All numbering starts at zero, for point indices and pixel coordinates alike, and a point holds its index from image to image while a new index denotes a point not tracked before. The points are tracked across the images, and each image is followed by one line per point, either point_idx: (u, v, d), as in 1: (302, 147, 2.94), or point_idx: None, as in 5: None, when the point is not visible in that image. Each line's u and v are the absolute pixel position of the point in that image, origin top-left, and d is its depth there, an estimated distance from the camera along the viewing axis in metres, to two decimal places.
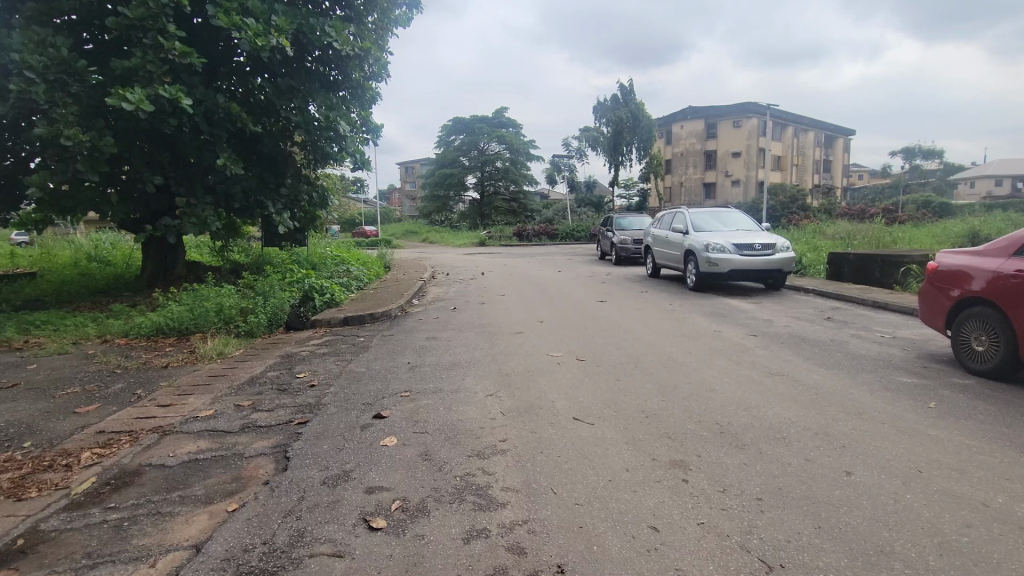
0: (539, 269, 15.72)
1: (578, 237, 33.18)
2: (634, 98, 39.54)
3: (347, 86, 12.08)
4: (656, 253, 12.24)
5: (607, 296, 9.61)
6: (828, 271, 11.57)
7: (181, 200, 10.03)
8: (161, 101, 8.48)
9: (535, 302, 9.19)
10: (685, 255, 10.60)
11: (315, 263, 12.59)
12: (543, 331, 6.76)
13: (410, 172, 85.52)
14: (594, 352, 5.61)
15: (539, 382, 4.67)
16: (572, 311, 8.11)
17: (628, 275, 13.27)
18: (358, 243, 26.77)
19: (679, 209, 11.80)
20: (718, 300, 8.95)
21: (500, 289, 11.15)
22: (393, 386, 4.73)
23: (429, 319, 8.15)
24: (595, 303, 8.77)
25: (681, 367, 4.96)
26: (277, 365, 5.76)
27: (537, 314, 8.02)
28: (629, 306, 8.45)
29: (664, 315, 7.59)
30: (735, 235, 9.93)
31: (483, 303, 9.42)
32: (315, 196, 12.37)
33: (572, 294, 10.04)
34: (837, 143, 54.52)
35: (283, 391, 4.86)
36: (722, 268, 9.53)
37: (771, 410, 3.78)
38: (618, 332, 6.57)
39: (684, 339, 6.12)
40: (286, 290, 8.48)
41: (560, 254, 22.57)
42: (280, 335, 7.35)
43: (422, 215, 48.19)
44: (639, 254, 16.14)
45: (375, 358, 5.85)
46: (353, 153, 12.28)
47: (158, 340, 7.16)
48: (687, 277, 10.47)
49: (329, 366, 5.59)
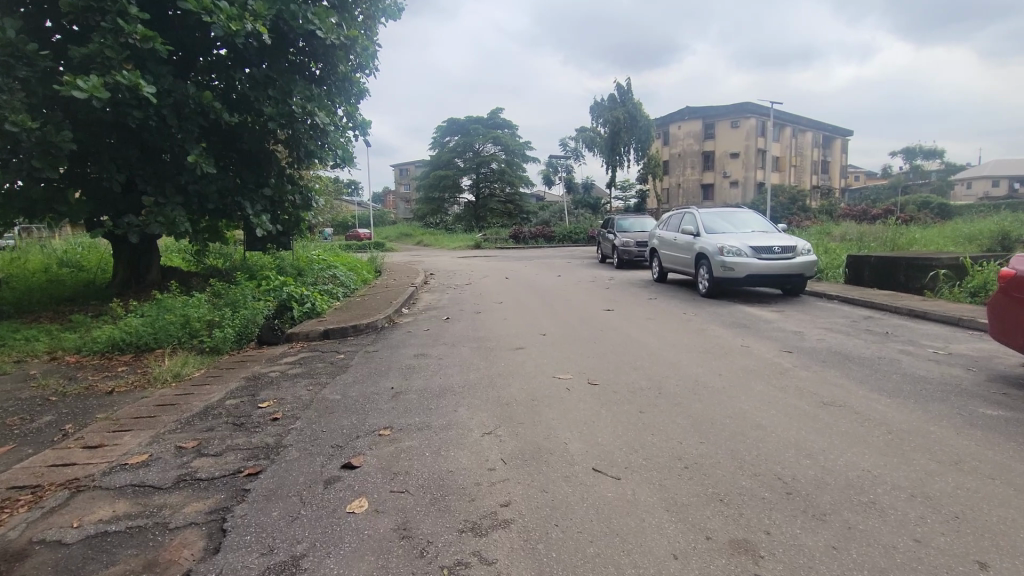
0: (538, 273, 14.91)
1: (576, 239, 32.42)
2: (632, 97, 38.92)
3: (331, 78, 11.36)
4: (662, 256, 11.48)
5: (614, 304, 8.84)
6: (847, 275, 10.82)
7: (149, 199, 9.23)
8: (121, 89, 7.74)
9: (535, 311, 8.42)
10: (696, 258, 9.82)
11: (299, 269, 11.76)
12: (547, 347, 5.96)
13: (404, 173, 84.65)
14: (608, 374, 4.82)
15: (546, 416, 3.88)
16: (577, 322, 7.31)
17: (633, 280, 12.50)
18: (349, 246, 25.90)
19: (688, 209, 11.03)
20: (736, 309, 8.19)
21: (497, 296, 10.37)
22: (370, 421, 3.93)
23: (419, 331, 7.35)
24: (601, 312, 8.00)
25: (714, 394, 4.18)
26: (240, 391, 4.97)
27: (538, 325, 7.23)
28: (640, 315, 7.68)
29: (681, 327, 6.81)
30: (752, 237, 9.16)
31: (478, 312, 8.62)
32: (298, 197, 11.57)
33: (575, 302, 9.25)
34: (835, 143, 53.93)
35: (239, 427, 4.06)
36: (738, 272, 8.77)
37: (844, 460, 3.00)
38: (632, 348, 5.78)
39: (709, 356, 5.34)
40: (261, 300, 7.67)
41: (559, 257, 21.83)
42: (249, 352, 6.53)
43: (416, 218, 47.42)
44: (643, 258, 15.37)
45: (355, 381, 5.05)
46: (338, 149, 11.50)
47: (112, 359, 6.35)
48: (699, 282, 9.71)
49: (299, 393, 4.80)
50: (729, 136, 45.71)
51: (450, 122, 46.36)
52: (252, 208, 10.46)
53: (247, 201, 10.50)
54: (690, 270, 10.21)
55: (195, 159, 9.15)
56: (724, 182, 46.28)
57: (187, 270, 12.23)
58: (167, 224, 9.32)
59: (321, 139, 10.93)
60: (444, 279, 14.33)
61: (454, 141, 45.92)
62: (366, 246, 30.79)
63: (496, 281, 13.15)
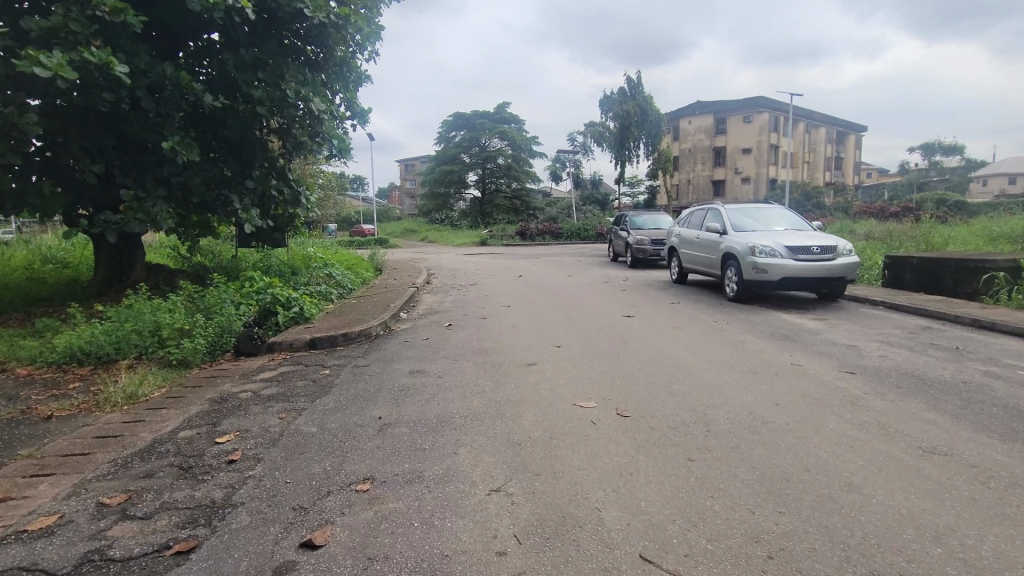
0: (547, 273, 14.04)
1: (585, 236, 31.46)
2: (642, 90, 38.00)
3: (326, 62, 10.58)
4: (682, 255, 10.65)
5: (635, 309, 7.98)
6: (885, 278, 9.94)
7: (127, 192, 8.49)
8: (89, 68, 6.96)
9: (547, 317, 7.61)
10: (724, 259, 8.95)
11: (292, 269, 11.01)
12: (563, 364, 5.13)
13: (409, 169, 83.82)
14: (641, 404, 3.98)
15: (569, 465, 3.05)
16: (596, 331, 6.47)
17: (649, 280, 11.67)
18: (349, 243, 25.06)
19: (713, 205, 10.17)
20: (771, 316, 7.36)
21: (505, 298, 9.58)
22: (347, 468, 3.13)
23: (417, 340, 6.52)
24: (620, 320, 7.18)
25: (779, 434, 3.34)
26: (198, 419, 4.16)
27: (552, 335, 6.39)
28: (665, 323, 6.85)
29: (715, 339, 5.96)
30: (787, 236, 8.29)
31: (485, 318, 7.80)
32: (288, 190, 10.81)
33: (591, 306, 8.40)
34: (849, 140, 52.69)
35: (186, 471, 3.27)
36: (772, 275, 7.91)
37: (990, 549, 2.17)
38: (665, 366, 4.93)
39: (759, 378, 4.49)
40: (242, 304, 6.89)
41: (567, 254, 21.06)
42: (224, 365, 5.76)
43: (421, 214, 46.70)
44: (658, 257, 14.49)
45: (336, 407, 4.25)
46: (333, 139, 10.68)
47: (67, 372, 5.58)
48: (725, 285, 8.87)
49: (267, 423, 3.99)
50: (741, 131, 44.66)
51: (456, 116, 45.47)
52: (239, 202, 9.68)
53: (235, 194, 9.72)
54: (716, 272, 9.35)
55: (176, 149, 8.40)
56: (735, 178, 45.22)
57: (174, 268, 11.49)
58: (146, 220, 8.59)
59: (315, 128, 10.14)
60: (447, 279, 13.50)
61: (460, 136, 45.05)
62: (369, 243, 29.95)
63: (503, 282, 12.30)
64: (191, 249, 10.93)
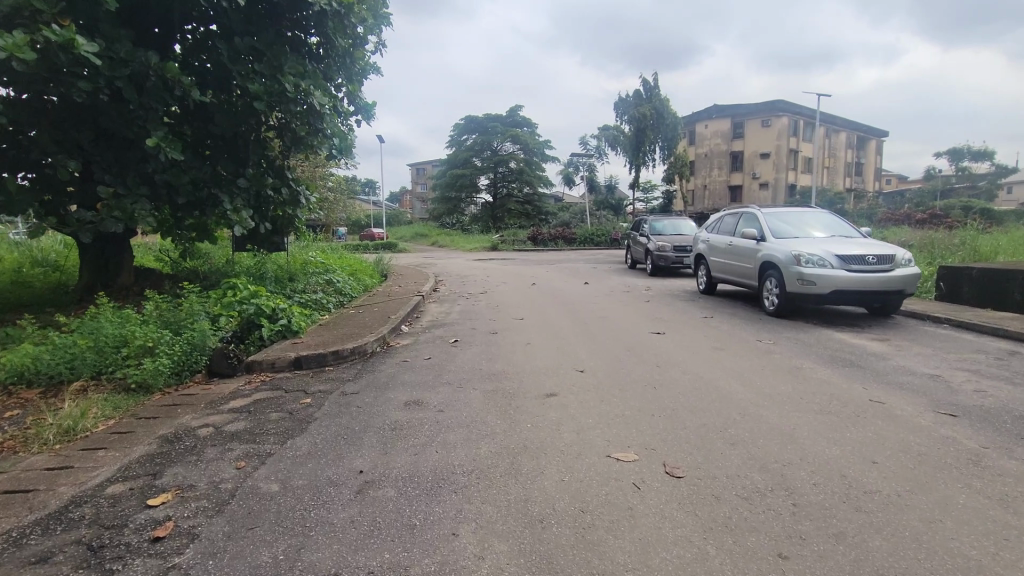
0: (562, 280, 13.16)
1: (599, 241, 30.50)
2: (658, 92, 37.08)
3: (327, 52, 9.80)
4: (712, 264, 9.75)
5: (665, 325, 7.11)
6: (940, 290, 8.97)
7: (105, 189, 7.79)
8: (52, 48, 6.24)
9: (565, 334, 6.76)
10: (762, 268, 8.05)
11: (289, 274, 10.27)
12: (590, 396, 4.26)
13: (422, 173, 83.35)
14: (694, 458, 3.11)
15: (612, 563, 2.19)
16: (624, 352, 5.61)
17: (674, 291, 10.78)
18: (356, 246, 24.30)
19: (747, 208, 9.28)
20: (820, 335, 6.46)
21: (517, 309, 8.73)
22: (306, 559, 2.29)
23: (418, 360, 5.70)
24: (650, 337, 6.30)
25: (893, 515, 2.46)
26: (136, 468, 3.34)
27: (573, 356, 5.52)
28: (703, 343, 5.96)
29: (766, 365, 5.08)
30: (836, 244, 7.37)
31: (496, 333, 6.96)
32: (286, 190, 10.07)
33: (614, 320, 7.52)
34: (869, 145, 51.46)
35: (92, 553, 2.45)
36: (820, 287, 7.00)
37: None
38: (715, 402, 4.05)
39: (836, 421, 3.60)
40: (221, 316, 6.09)
41: (582, 261, 20.20)
42: (192, 389, 4.96)
43: (432, 218, 46.04)
44: (681, 264, 13.59)
45: (309, 453, 3.42)
46: (335, 137, 9.81)
47: (9, 395, 4.79)
48: (763, 298, 7.96)
49: (219, 477, 3.15)
50: (760, 136, 43.60)
51: (468, 119, 44.79)
52: (231, 203, 8.94)
53: (227, 194, 8.99)
54: (752, 281, 8.45)
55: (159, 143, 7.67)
56: (752, 183, 44.11)
57: (164, 272, 10.77)
58: (126, 219, 7.88)
59: (316, 124, 9.30)
60: (455, 287, 12.69)
61: (472, 139, 44.36)
62: (377, 246, 29.22)
63: (515, 290, 11.45)
64: (182, 253, 10.18)
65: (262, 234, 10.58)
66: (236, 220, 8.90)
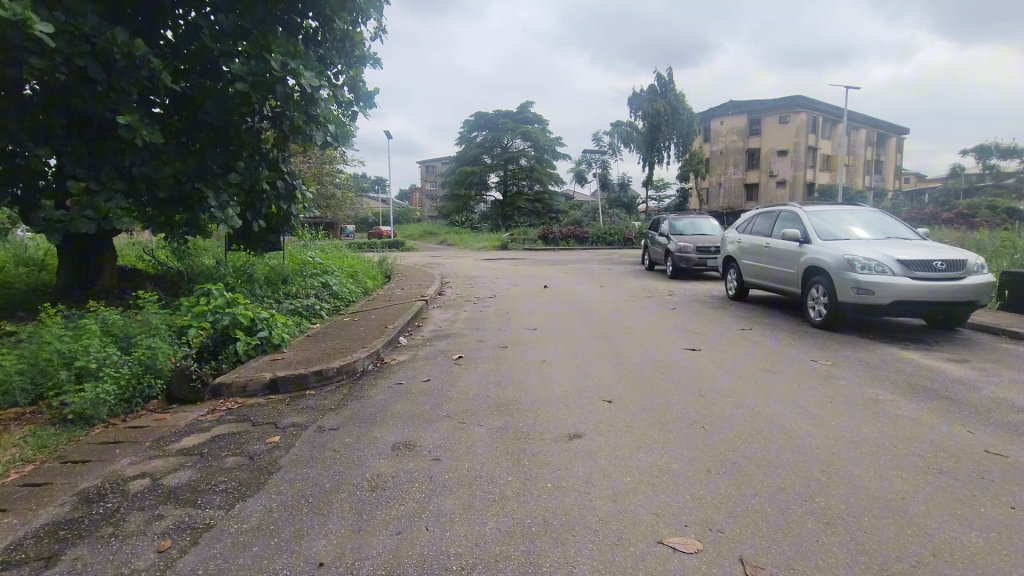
0: (576, 283, 12.29)
1: (610, 241, 29.46)
2: (673, 87, 36.15)
3: (324, 36, 8.96)
4: (744, 267, 8.84)
5: (698, 338, 6.24)
6: (1002, 298, 8.01)
7: (75, 184, 6.96)
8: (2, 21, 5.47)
9: (585, 349, 5.91)
10: (806, 274, 7.15)
11: (283, 277, 9.50)
12: (626, 440, 3.39)
13: (431, 171, 82.78)
14: (782, 549, 2.26)
15: None
16: (659, 376, 4.74)
17: (699, 296, 9.89)
18: (360, 245, 23.51)
19: (785, 206, 8.38)
20: (883, 353, 5.57)
21: (529, 316, 7.89)
22: None
23: (416, 382, 4.88)
24: (687, 356, 5.41)
25: None
26: (27, 547, 2.51)
27: (598, 382, 4.65)
28: (750, 365, 5.07)
29: (833, 395, 4.19)
30: (895, 247, 6.44)
31: (506, 347, 6.11)
32: (282, 184, 9.26)
33: (640, 333, 6.65)
34: (889, 143, 50.09)
35: None
36: (879, 297, 6.08)
37: None
38: (786, 452, 3.17)
39: (959, 488, 2.71)
40: (189, 328, 5.29)
41: (596, 261, 19.32)
42: (145, 421, 4.15)
43: (441, 216, 45.23)
44: (704, 267, 12.67)
45: (259, 528, 2.57)
46: (330, 124, 8.77)
47: None
48: (809, 308, 7.04)
49: (130, 568, 2.32)
50: (777, 132, 42.46)
51: (478, 116, 43.95)
52: (216, 200, 8.09)
53: (212, 189, 8.15)
54: (793, 288, 7.55)
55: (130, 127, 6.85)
56: (770, 181, 43.00)
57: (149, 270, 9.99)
58: (99, 219, 7.06)
59: (309, 112, 8.35)
60: (463, 289, 11.87)
61: (482, 136, 43.49)
62: (383, 245, 28.46)
63: (526, 293, 10.60)
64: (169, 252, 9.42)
65: (256, 232, 9.79)
66: (221, 220, 8.07)
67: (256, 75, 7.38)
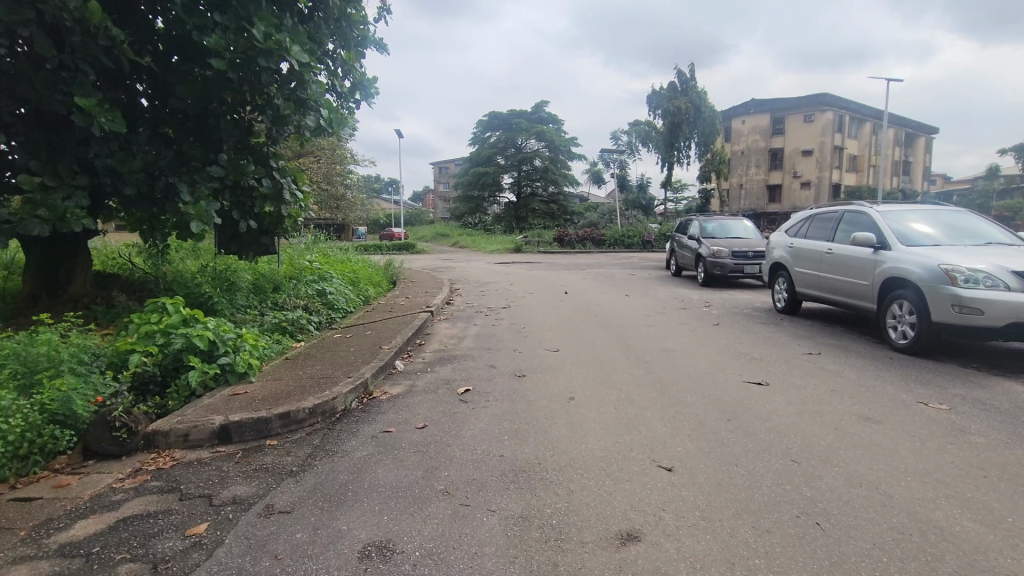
0: (598, 291, 11.11)
1: (630, 244, 28.21)
2: (694, 86, 34.83)
3: (317, 14, 7.98)
4: (801, 276, 7.63)
5: (761, 367, 5.08)
6: None
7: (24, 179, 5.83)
8: None
9: (622, 381, 4.77)
10: (887, 286, 5.96)
11: (273, 284, 8.45)
12: (711, 553, 2.25)
13: (444, 172, 82.11)
14: None
15: None
16: (727, 429, 3.58)
17: (742, 307, 8.71)
18: (366, 247, 22.48)
19: (850, 206, 7.19)
20: (1004, 389, 4.38)
21: (550, 334, 6.76)
22: None
23: (410, 428, 3.80)
24: (754, 395, 4.25)
25: None
26: None
27: (647, 437, 3.50)
28: (841, 410, 3.90)
29: (979, 463, 3.02)
30: (1002, 256, 5.26)
31: (523, 377, 4.98)
32: (268, 181, 7.90)
33: (686, 359, 5.48)
34: (918, 142, 48.25)
35: None
36: (988, 317, 4.89)
37: None
38: None
39: None
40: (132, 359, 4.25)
41: (616, 266, 18.18)
42: (41, 491, 3.06)
43: (454, 218, 44.26)
44: (741, 273, 11.43)
45: None
46: (323, 108, 7.48)
47: None
48: (889, 328, 5.84)
49: None
50: (801, 132, 40.94)
51: (491, 115, 42.81)
52: (190, 194, 6.90)
53: (187, 182, 7.03)
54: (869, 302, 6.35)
55: (88, 108, 5.53)
56: (793, 182, 41.51)
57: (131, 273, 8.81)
58: (53, 220, 5.96)
59: (298, 95, 7.15)
60: (474, 298, 10.79)
61: (496, 136, 42.37)
62: (393, 248, 27.47)
63: (544, 304, 9.46)
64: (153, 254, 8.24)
65: (249, 234, 8.73)
66: (195, 215, 6.72)
67: (235, 51, 6.30)
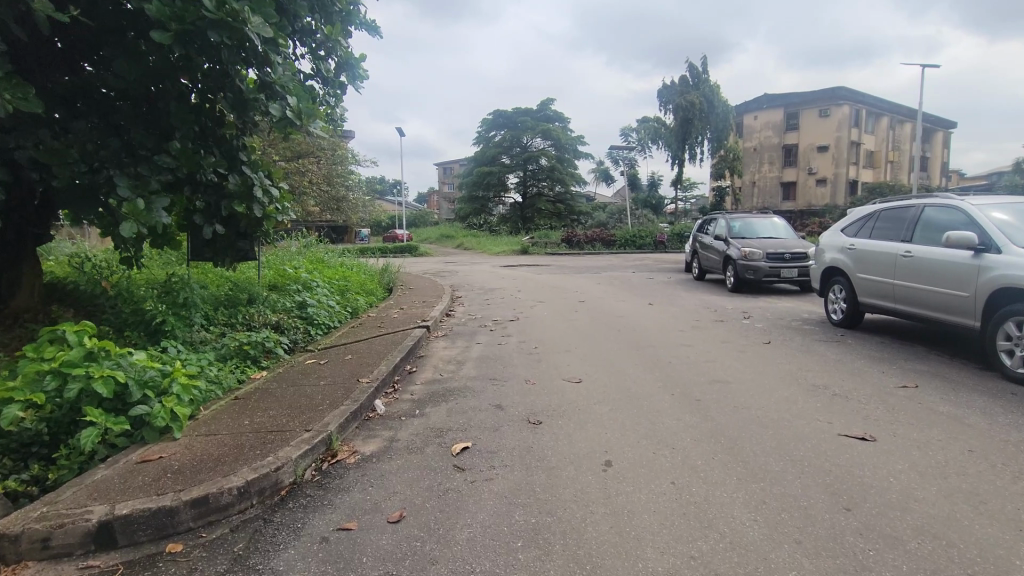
0: (618, 299, 9.85)
1: (642, 245, 26.90)
2: (706, 79, 33.59)
3: None
4: (870, 284, 6.37)
5: (853, 410, 3.85)
6: None
7: None
8: None
9: (673, 433, 3.55)
10: (1000, 296, 4.75)
11: (248, 298, 7.24)
12: None
13: (447, 173, 81.06)
14: None
15: None
16: (856, 534, 2.35)
17: (789, 320, 7.47)
18: (363, 251, 21.29)
19: (933, 199, 5.93)
20: None
21: (569, 359, 5.55)
22: None
23: (380, 525, 2.59)
24: (867, 463, 3.02)
25: None
26: None
27: (738, 549, 2.28)
28: (1008, 492, 2.67)
29: None
30: None
31: (539, 425, 3.77)
32: (235, 177, 6.53)
33: (747, 395, 4.25)
34: (937, 137, 46.69)
35: None
36: None
37: None
38: None
39: None
40: (16, 416, 3.12)
41: (630, 268, 16.89)
42: None
43: (458, 219, 43.09)
44: (777, 278, 10.17)
45: None
46: (291, 95, 5.82)
47: None
48: (1002, 351, 4.63)
49: None
50: (817, 127, 39.53)
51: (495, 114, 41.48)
52: (127, 187, 5.33)
53: (130, 175, 5.51)
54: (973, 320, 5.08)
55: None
56: (809, 179, 40.13)
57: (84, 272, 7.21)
58: None
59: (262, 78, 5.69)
60: (478, 308, 9.57)
61: (501, 135, 41.14)
62: (393, 251, 26.26)
63: (558, 316, 8.24)
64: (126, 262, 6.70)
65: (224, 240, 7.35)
66: (131, 212, 5.18)
67: (181, 20, 4.77)
